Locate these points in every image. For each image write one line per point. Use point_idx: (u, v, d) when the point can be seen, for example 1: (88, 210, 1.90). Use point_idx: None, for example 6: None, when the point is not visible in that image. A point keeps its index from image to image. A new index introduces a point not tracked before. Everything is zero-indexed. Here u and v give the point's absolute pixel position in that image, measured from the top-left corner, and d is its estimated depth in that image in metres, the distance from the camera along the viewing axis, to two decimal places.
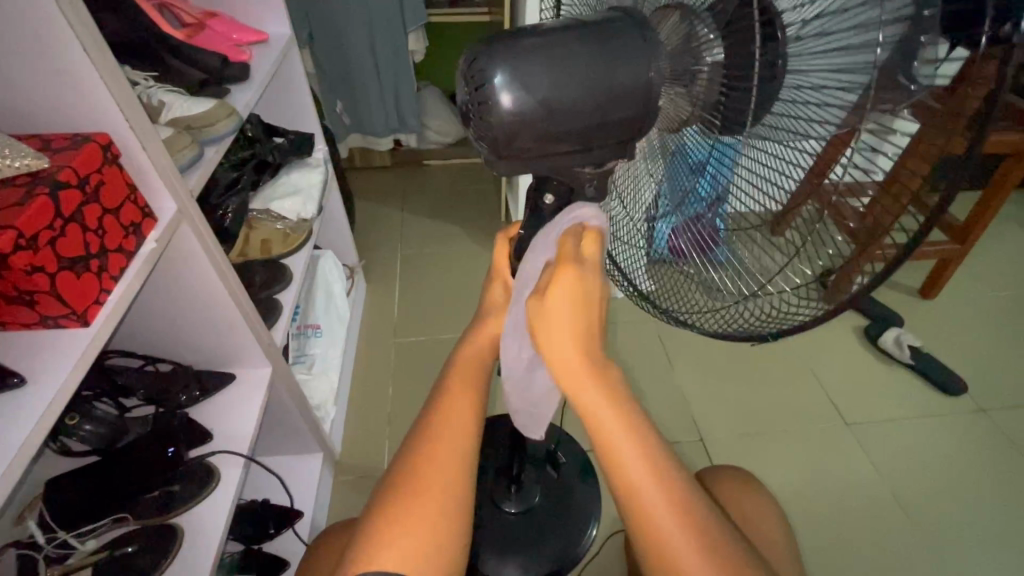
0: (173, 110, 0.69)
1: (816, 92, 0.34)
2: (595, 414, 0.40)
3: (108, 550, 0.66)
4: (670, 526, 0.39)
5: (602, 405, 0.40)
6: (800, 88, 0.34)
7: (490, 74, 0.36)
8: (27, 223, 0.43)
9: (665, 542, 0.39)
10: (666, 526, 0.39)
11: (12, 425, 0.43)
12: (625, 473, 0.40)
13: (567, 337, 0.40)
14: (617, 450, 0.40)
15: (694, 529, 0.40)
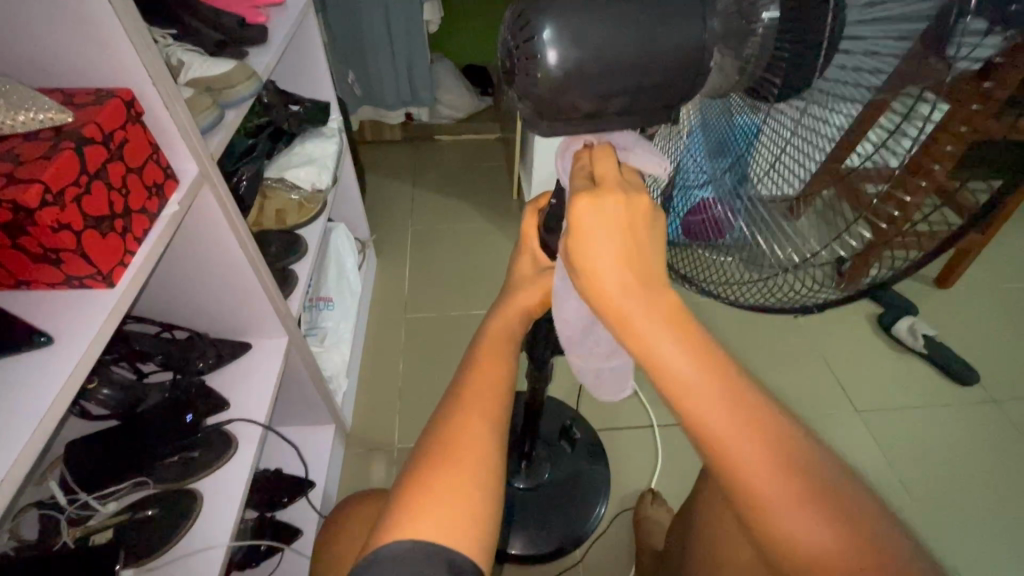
0: (191, 70, 0.67)
1: (867, 56, 0.33)
2: (657, 358, 0.36)
3: (128, 513, 0.67)
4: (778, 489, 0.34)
5: (674, 349, 0.35)
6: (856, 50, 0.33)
7: (537, 27, 0.34)
8: (53, 178, 0.42)
9: (762, 498, 0.34)
10: (771, 490, 0.34)
11: (42, 384, 0.42)
12: (710, 429, 0.35)
13: (603, 273, 0.37)
14: (691, 399, 0.35)
15: (795, 476, 0.34)
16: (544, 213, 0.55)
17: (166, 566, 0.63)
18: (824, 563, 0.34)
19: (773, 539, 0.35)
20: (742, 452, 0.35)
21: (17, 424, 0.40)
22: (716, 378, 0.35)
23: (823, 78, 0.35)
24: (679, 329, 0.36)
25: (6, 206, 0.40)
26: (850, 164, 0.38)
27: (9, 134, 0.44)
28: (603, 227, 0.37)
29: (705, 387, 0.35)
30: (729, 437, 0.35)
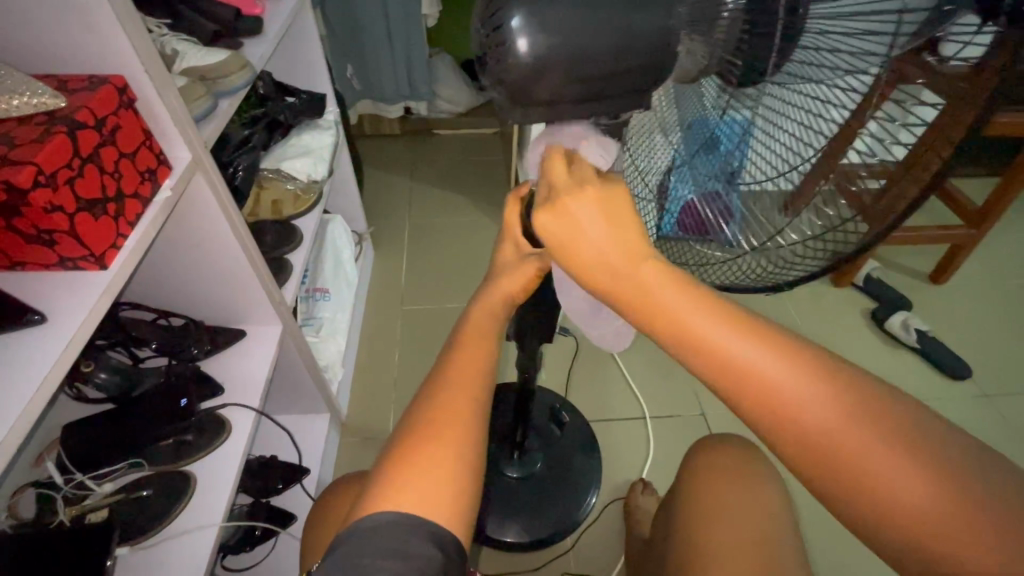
0: (186, 59, 0.68)
1: (835, 48, 0.34)
2: (682, 325, 0.35)
3: (124, 493, 0.69)
4: (854, 444, 0.32)
5: (709, 324, 0.35)
6: (824, 36, 0.34)
7: (507, 16, 0.35)
8: (47, 160, 0.43)
9: (834, 458, 0.33)
10: (844, 447, 0.32)
11: (36, 360, 0.44)
12: (764, 397, 0.34)
13: (596, 264, 0.36)
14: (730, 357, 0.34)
15: (869, 429, 0.32)
16: (527, 201, 0.55)
17: (159, 545, 0.65)
18: (928, 520, 0.31)
19: (852, 497, 0.32)
20: (796, 400, 0.33)
21: (11, 397, 0.41)
22: (749, 334, 0.35)
23: (790, 63, 0.36)
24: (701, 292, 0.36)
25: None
26: (847, 159, 0.39)
27: (3, 118, 0.45)
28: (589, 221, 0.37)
29: (740, 343, 0.34)
30: (780, 385, 0.33)
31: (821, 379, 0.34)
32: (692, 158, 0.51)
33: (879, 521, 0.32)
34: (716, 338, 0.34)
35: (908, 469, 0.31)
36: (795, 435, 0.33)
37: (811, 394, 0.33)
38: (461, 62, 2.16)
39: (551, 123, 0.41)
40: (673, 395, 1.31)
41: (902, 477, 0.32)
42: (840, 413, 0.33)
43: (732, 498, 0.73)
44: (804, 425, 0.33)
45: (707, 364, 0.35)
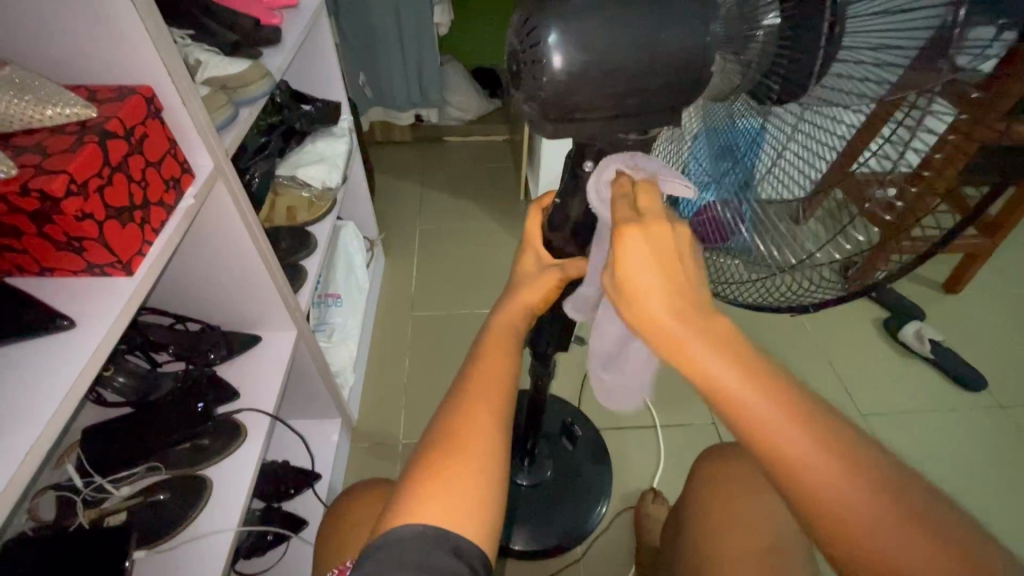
0: (208, 69, 0.69)
1: (861, 67, 0.33)
2: (697, 363, 0.36)
3: (141, 497, 0.70)
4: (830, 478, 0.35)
5: (709, 353, 0.36)
6: (849, 63, 0.33)
7: (542, 32, 0.35)
8: (79, 169, 0.44)
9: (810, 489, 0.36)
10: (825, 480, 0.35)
11: (64, 366, 0.44)
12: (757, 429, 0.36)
13: (649, 300, 0.37)
14: (743, 406, 0.36)
15: (844, 462, 0.36)
16: (548, 212, 0.56)
17: (177, 548, 0.66)
18: (882, 542, 0.35)
19: (835, 534, 0.36)
20: (781, 437, 0.36)
21: (42, 404, 0.42)
22: (764, 382, 0.36)
23: (819, 86, 0.36)
24: (723, 342, 0.37)
25: (33, 195, 0.42)
26: (859, 169, 0.39)
27: (37, 127, 0.46)
28: (645, 256, 0.37)
29: (755, 393, 0.36)
30: (782, 435, 0.36)
31: (823, 433, 0.36)
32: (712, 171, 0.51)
33: (857, 557, 0.36)
34: (736, 387, 0.36)
35: (887, 520, 0.35)
36: (793, 481, 0.36)
37: (814, 448, 0.36)
38: (471, 70, 2.18)
39: (581, 137, 0.42)
40: (685, 404, 1.30)
41: (878, 524, 0.35)
42: (837, 466, 0.35)
43: (744, 508, 0.72)
44: (809, 475, 0.35)
45: (723, 409, 0.37)
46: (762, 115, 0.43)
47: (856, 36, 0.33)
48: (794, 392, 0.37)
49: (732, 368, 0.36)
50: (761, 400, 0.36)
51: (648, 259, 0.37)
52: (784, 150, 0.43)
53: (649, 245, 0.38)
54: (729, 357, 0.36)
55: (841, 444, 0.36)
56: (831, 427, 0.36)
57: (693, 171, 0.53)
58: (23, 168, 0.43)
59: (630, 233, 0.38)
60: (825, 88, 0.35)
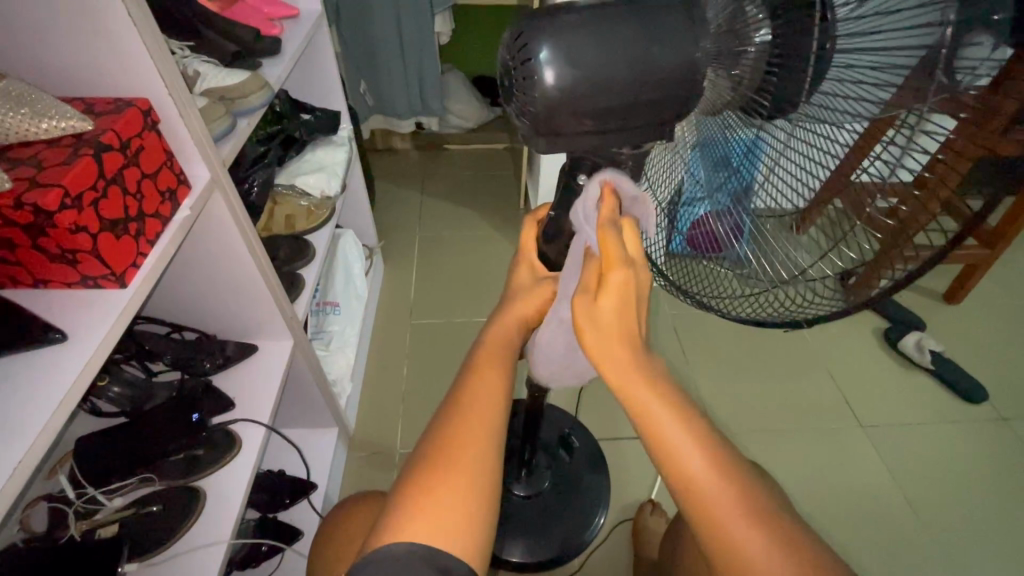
0: (206, 81, 0.70)
1: (855, 85, 0.34)
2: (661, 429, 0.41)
3: (134, 508, 0.69)
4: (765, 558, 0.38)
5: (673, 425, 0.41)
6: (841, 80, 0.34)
7: (534, 48, 0.35)
8: (73, 182, 0.44)
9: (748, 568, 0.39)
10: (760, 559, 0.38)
11: (54, 380, 0.44)
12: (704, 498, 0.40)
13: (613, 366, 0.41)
14: (665, 433, 0.41)
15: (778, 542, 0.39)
16: (542, 224, 0.56)
17: (169, 560, 0.65)
18: None
19: (732, 567, 0.39)
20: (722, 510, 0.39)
21: (30, 418, 0.42)
22: (683, 417, 0.41)
23: (810, 105, 0.36)
24: (656, 382, 0.42)
25: (26, 208, 0.42)
26: (857, 180, 0.38)
27: (33, 140, 0.46)
28: (617, 300, 0.41)
29: (674, 420, 0.41)
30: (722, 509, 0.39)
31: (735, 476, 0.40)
32: (707, 183, 0.50)
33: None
34: (659, 414, 0.41)
35: (778, 558, 0.38)
36: (699, 508, 0.40)
37: (717, 478, 0.40)
38: (472, 79, 2.19)
39: (574, 152, 0.42)
40: None
41: (767, 559, 0.38)
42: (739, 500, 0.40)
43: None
44: (709, 500, 0.40)
45: (646, 432, 0.41)
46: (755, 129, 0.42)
47: (843, 57, 0.33)
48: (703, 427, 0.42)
49: (658, 397, 0.41)
50: (679, 429, 0.41)
51: (624, 305, 0.42)
52: (779, 163, 0.42)
53: (627, 285, 0.41)
54: (659, 390, 0.41)
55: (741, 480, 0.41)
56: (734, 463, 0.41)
57: (689, 184, 0.52)
58: (17, 181, 0.43)
59: (615, 273, 0.41)
60: (812, 107, 0.36)
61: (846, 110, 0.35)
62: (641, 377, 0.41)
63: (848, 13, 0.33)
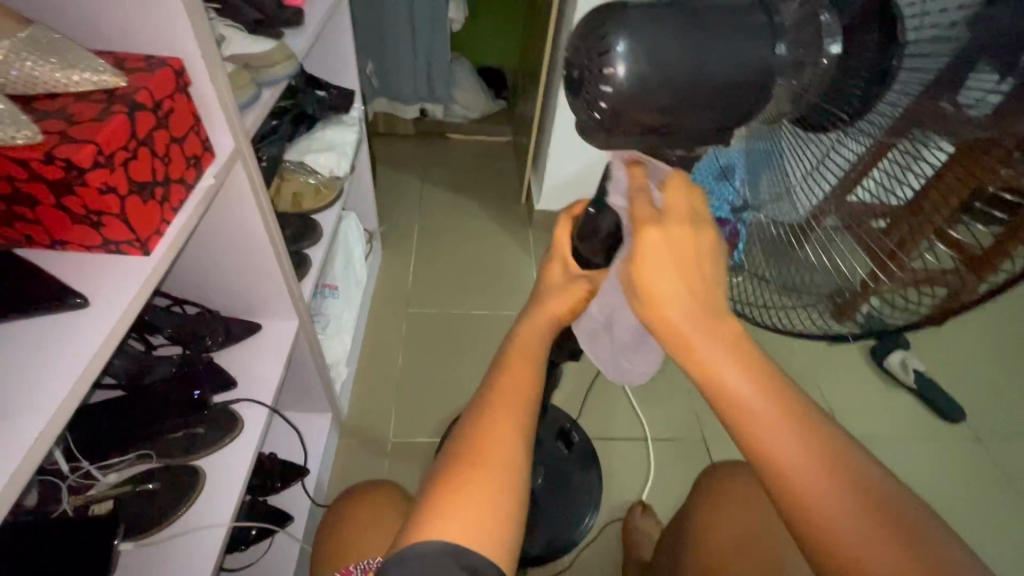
0: (231, 46, 0.67)
1: (894, 96, 0.33)
2: (715, 369, 0.38)
3: (130, 485, 0.67)
4: (817, 492, 0.38)
5: (733, 370, 0.38)
6: (897, 90, 0.33)
7: (613, 41, 0.34)
8: (106, 139, 0.41)
9: (799, 499, 0.38)
10: (813, 494, 0.38)
11: (77, 346, 0.42)
12: (756, 432, 0.38)
13: (670, 307, 0.38)
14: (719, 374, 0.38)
15: (835, 478, 0.38)
16: (578, 221, 0.55)
17: (166, 543, 0.63)
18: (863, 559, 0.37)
19: (801, 522, 0.38)
20: (779, 449, 0.38)
21: (53, 385, 0.40)
22: (748, 364, 0.39)
23: (860, 122, 0.36)
24: (719, 329, 0.38)
25: (58, 163, 0.40)
26: (857, 199, 0.40)
27: (62, 92, 0.43)
28: (668, 265, 0.38)
29: (760, 398, 0.38)
30: (778, 443, 0.38)
31: (793, 417, 0.38)
32: (739, 186, 0.50)
33: (839, 558, 0.37)
34: (746, 393, 0.38)
35: (835, 494, 0.38)
36: (747, 439, 0.39)
37: (779, 424, 0.38)
38: (478, 69, 2.17)
39: (626, 150, 0.41)
40: (676, 419, 1.31)
41: (856, 533, 0.37)
42: (798, 438, 0.38)
43: (733, 533, 0.73)
44: (802, 478, 0.38)
45: (708, 384, 0.39)
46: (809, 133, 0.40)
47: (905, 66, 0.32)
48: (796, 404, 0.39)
49: (744, 375, 0.38)
50: (743, 377, 0.38)
51: (669, 264, 0.38)
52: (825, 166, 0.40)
53: (666, 245, 0.38)
54: (727, 343, 0.38)
55: (810, 432, 0.39)
56: (824, 438, 0.39)
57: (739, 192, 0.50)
58: (48, 134, 0.41)
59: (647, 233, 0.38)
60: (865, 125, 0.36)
61: (884, 112, 0.34)
62: (703, 331, 0.38)
63: (918, 27, 0.31)
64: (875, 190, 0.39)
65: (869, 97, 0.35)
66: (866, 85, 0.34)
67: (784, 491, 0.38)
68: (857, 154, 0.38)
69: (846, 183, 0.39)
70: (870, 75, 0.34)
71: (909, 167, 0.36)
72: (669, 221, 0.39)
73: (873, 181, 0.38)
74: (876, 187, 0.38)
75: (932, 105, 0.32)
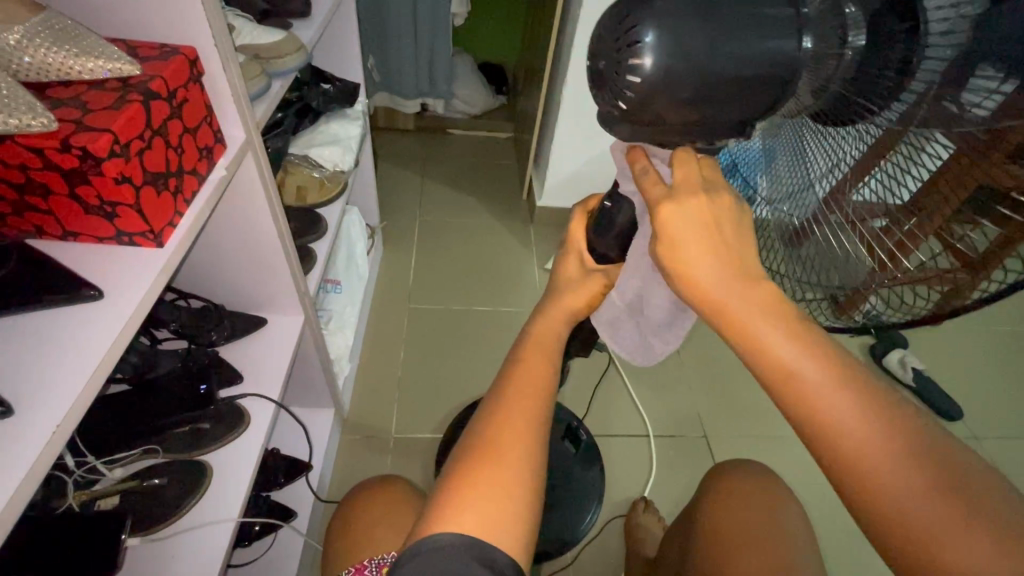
0: (241, 36, 0.66)
1: (905, 95, 0.33)
2: (763, 343, 0.37)
3: (135, 480, 0.66)
4: (891, 480, 0.34)
5: (781, 342, 0.37)
6: (908, 89, 0.32)
7: (642, 31, 0.34)
8: (123, 129, 0.41)
9: (870, 487, 0.34)
10: (886, 481, 0.34)
11: (91, 339, 0.41)
12: (817, 410, 0.36)
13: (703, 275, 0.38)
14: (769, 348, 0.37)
15: (915, 464, 0.34)
16: (593, 216, 0.55)
17: (175, 537, 0.63)
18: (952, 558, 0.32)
19: (873, 513, 0.34)
20: (846, 427, 0.35)
21: (67, 379, 0.39)
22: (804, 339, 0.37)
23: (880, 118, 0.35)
24: (770, 303, 0.38)
25: (73, 152, 0.39)
26: (861, 197, 0.39)
27: (75, 80, 0.43)
28: (687, 233, 0.38)
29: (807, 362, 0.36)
30: (845, 422, 0.35)
31: (858, 395, 0.35)
32: (753, 184, 0.51)
33: (918, 555, 0.33)
34: (790, 357, 0.36)
35: (915, 482, 0.33)
36: (809, 419, 0.36)
37: (843, 402, 0.35)
38: (479, 64, 2.16)
39: (648, 142, 0.41)
40: (678, 415, 1.31)
41: (924, 508, 0.33)
42: (865, 420, 0.35)
43: (742, 530, 0.72)
44: (861, 446, 0.34)
45: (757, 360, 0.38)
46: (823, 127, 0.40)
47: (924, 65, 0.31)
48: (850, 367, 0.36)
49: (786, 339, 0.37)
50: (798, 351, 0.36)
51: (692, 234, 0.38)
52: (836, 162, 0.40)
53: (683, 218, 0.39)
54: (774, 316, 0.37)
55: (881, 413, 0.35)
56: (884, 405, 0.35)
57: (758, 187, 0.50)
58: (63, 122, 0.40)
59: (664, 207, 0.39)
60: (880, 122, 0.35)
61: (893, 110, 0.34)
62: (746, 300, 0.38)
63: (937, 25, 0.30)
64: (878, 187, 0.39)
65: (889, 93, 0.33)
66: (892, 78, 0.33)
67: (837, 463, 0.35)
68: (859, 155, 0.38)
69: (849, 181, 0.39)
70: (893, 69, 0.32)
71: (910, 167, 0.36)
72: (682, 192, 0.39)
73: (878, 178, 0.38)
74: (879, 186, 0.39)
75: (938, 106, 0.32)
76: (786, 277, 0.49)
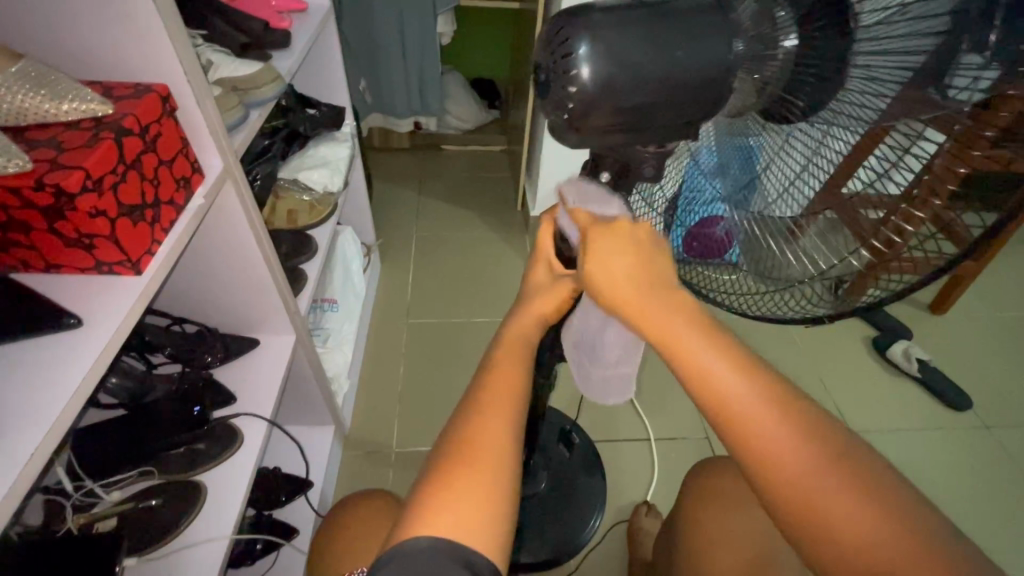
0: (219, 70, 0.70)
1: (866, 85, 0.34)
2: (704, 370, 0.37)
3: (132, 502, 0.68)
4: (827, 492, 0.35)
5: (720, 367, 0.37)
6: (867, 79, 0.33)
7: (575, 43, 0.35)
8: (95, 165, 0.43)
9: (802, 497, 0.35)
10: (822, 492, 0.35)
11: (71, 361, 0.43)
12: (750, 434, 0.36)
13: (651, 302, 0.39)
14: (707, 376, 0.37)
15: (842, 479, 0.35)
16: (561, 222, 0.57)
17: (166, 557, 0.64)
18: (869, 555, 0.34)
19: (807, 526, 0.36)
20: (778, 447, 0.36)
21: (49, 401, 0.41)
22: (739, 367, 0.37)
23: (826, 109, 0.36)
24: (702, 328, 0.38)
25: (48, 189, 0.42)
26: (852, 189, 0.40)
27: (51, 122, 0.45)
28: (620, 254, 0.40)
29: (749, 392, 0.37)
30: (777, 442, 0.36)
31: (789, 413, 0.37)
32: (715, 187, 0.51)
33: (845, 559, 0.35)
34: (725, 380, 0.37)
35: (838, 492, 0.35)
36: (744, 443, 0.37)
37: (776, 422, 0.36)
38: (470, 81, 2.20)
39: (598, 150, 0.42)
40: (679, 418, 1.31)
41: (853, 516, 0.35)
42: (796, 439, 0.36)
43: (721, 534, 0.72)
44: (804, 468, 0.35)
45: (697, 386, 0.38)
46: (784, 124, 0.40)
47: (866, 61, 0.33)
48: (796, 400, 0.37)
49: (733, 371, 0.37)
50: (735, 379, 0.37)
51: (628, 271, 0.40)
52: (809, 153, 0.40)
53: (613, 247, 0.40)
54: (710, 340, 0.38)
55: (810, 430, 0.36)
56: (805, 415, 0.37)
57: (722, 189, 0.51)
58: (38, 163, 0.43)
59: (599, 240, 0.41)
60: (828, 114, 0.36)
61: (864, 105, 0.34)
62: (691, 328, 0.38)
63: (871, 20, 0.32)
64: (865, 180, 0.39)
65: (827, 86, 0.35)
66: (821, 77, 0.35)
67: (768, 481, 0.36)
68: (838, 157, 0.38)
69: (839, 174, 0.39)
70: (829, 65, 0.34)
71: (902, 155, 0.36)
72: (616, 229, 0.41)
73: (866, 170, 0.38)
74: (869, 176, 0.39)
75: (918, 92, 0.33)
76: (762, 272, 0.49)
